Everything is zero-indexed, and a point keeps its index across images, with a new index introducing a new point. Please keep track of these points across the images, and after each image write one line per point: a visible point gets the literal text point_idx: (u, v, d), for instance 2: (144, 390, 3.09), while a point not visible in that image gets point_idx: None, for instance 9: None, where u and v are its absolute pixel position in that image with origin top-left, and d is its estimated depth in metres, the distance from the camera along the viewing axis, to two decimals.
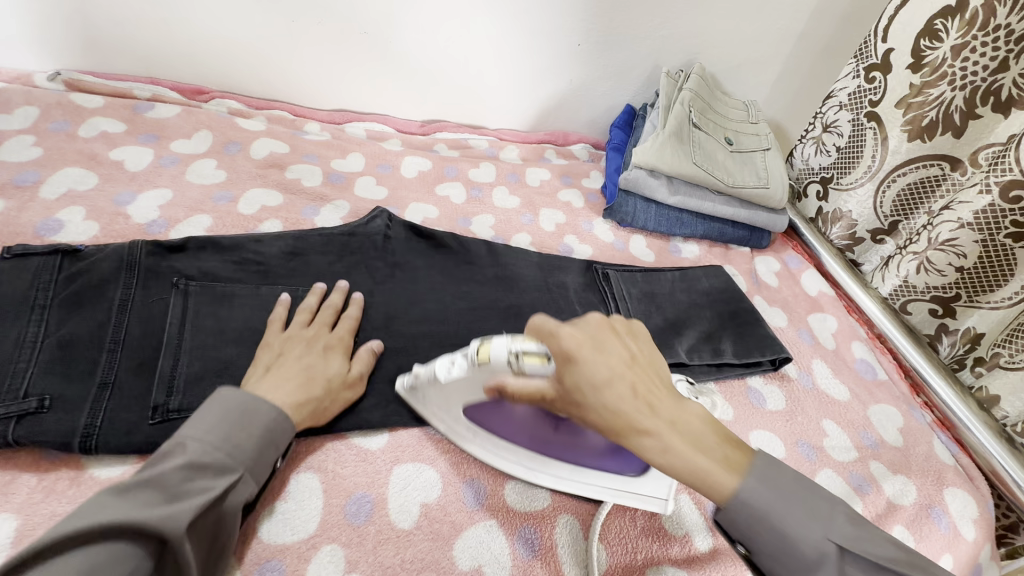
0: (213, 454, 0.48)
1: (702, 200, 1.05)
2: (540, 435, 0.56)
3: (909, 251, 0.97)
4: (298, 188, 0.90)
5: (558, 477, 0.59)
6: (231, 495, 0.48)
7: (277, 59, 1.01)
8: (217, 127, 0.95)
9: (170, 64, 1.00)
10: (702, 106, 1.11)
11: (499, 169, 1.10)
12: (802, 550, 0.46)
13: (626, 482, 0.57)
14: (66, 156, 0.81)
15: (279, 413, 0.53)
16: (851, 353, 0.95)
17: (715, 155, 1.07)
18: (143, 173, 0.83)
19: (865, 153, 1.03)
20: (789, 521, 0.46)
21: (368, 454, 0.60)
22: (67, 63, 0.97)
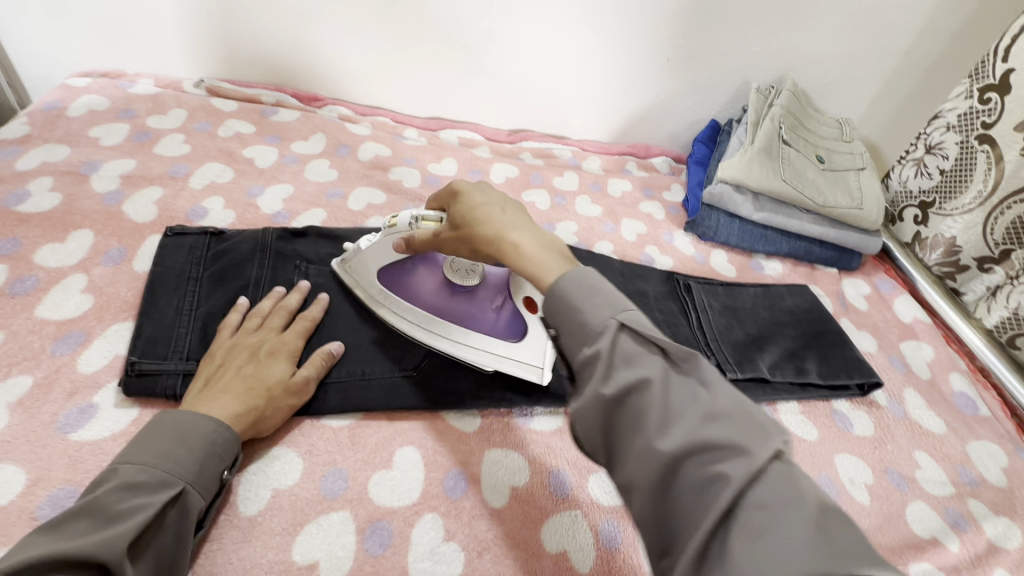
0: (148, 472, 0.47)
1: (788, 217, 1.03)
2: (438, 301, 0.68)
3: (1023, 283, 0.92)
4: (399, 189, 0.97)
5: (450, 338, 0.68)
6: (177, 510, 0.48)
7: (382, 70, 1.10)
8: (329, 130, 1.05)
9: (292, 73, 1.11)
10: (793, 123, 1.09)
11: (581, 178, 1.14)
12: (595, 324, 0.43)
13: (511, 349, 0.67)
14: (209, 152, 0.93)
15: (219, 423, 0.53)
16: (949, 385, 0.90)
17: (806, 173, 1.05)
18: (270, 170, 0.94)
19: (974, 177, 0.98)
20: (591, 300, 0.44)
21: (463, 436, 0.64)
22: (209, 71, 1.11)
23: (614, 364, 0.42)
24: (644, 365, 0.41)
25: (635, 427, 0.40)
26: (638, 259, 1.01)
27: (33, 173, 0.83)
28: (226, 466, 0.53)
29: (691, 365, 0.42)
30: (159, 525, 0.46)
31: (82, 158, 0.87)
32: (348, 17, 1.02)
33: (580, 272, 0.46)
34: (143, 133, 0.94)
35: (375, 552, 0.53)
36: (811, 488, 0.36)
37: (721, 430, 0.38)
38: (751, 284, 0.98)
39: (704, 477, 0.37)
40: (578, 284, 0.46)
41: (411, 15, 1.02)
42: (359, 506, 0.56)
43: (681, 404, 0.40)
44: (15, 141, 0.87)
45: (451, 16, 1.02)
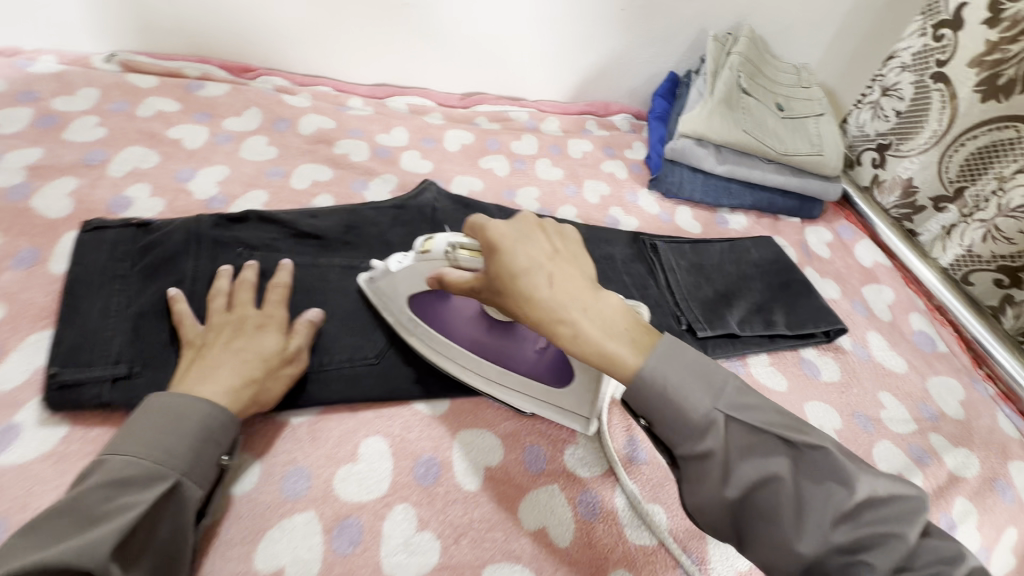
0: (137, 464, 0.45)
1: (751, 168, 1.02)
2: (475, 335, 0.62)
3: (975, 220, 0.93)
4: (346, 163, 0.91)
5: (489, 380, 0.62)
6: (173, 501, 0.46)
7: (318, 34, 1.01)
8: (265, 103, 0.96)
9: (217, 42, 1.01)
10: (752, 71, 1.07)
11: (541, 140, 1.09)
12: (701, 415, 0.45)
13: (550, 394, 0.60)
14: (128, 136, 0.84)
15: (216, 409, 0.50)
16: (909, 324, 0.92)
17: (766, 122, 1.03)
18: (200, 151, 0.85)
19: (929, 116, 0.98)
20: (689, 394, 0.46)
21: (431, 419, 0.61)
22: (121, 44, 0.99)
23: (729, 458, 0.45)
24: (755, 454, 0.45)
25: (765, 520, 0.44)
26: (603, 222, 0.98)
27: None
28: (223, 452, 0.51)
29: (816, 453, 0.44)
30: (155, 520, 0.44)
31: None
32: None
33: (663, 351, 0.47)
34: (49, 117, 0.84)
35: (344, 551, 0.50)
36: (937, 545, 0.42)
37: (870, 525, 0.42)
38: (716, 239, 0.97)
39: (841, 565, 0.41)
40: (675, 375, 0.46)
41: None
42: (324, 505, 0.53)
43: (767, 461, 0.45)
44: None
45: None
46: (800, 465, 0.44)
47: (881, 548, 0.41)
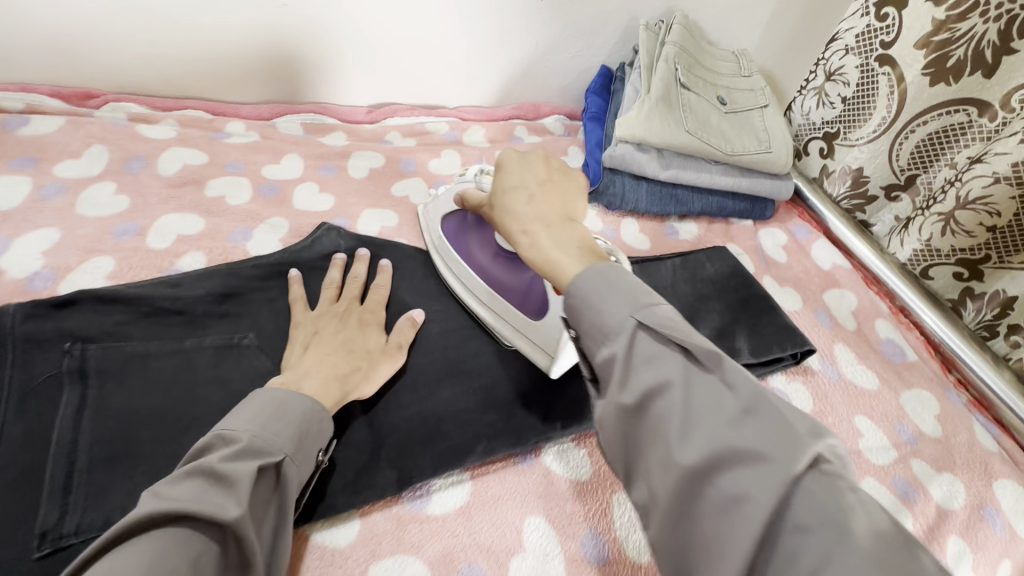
0: (259, 437, 0.44)
1: (698, 171, 0.92)
2: (486, 263, 0.68)
3: (931, 212, 0.86)
4: (222, 209, 0.74)
5: (481, 302, 0.68)
6: (273, 477, 0.43)
7: (167, 48, 0.81)
8: (111, 139, 0.77)
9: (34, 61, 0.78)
10: (689, 61, 0.96)
11: (464, 155, 0.95)
12: (613, 322, 0.40)
13: (530, 328, 0.64)
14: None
15: (310, 399, 0.49)
16: (876, 333, 0.86)
17: (709, 119, 0.93)
18: (20, 211, 0.67)
19: (878, 102, 0.91)
20: (607, 300, 0.42)
21: (336, 555, 0.49)
22: None
23: (631, 368, 0.39)
24: (660, 363, 0.38)
25: (654, 438, 0.37)
26: None
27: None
28: (320, 448, 0.49)
29: (724, 369, 0.38)
30: (262, 493, 0.42)
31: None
32: None
33: (594, 269, 0.43)
34: None
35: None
36: (854, 497, 0.32)
37: (757, 447, 0.33)
38: (667, 255, 0.88)
39: (726, 494, 0.33)
40: (595, 284, 0.43)
41: None
42: None
43: (667, 369, 0.38)
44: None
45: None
46: (704, 383, 0.37)
47: (771, 477, 0.32)
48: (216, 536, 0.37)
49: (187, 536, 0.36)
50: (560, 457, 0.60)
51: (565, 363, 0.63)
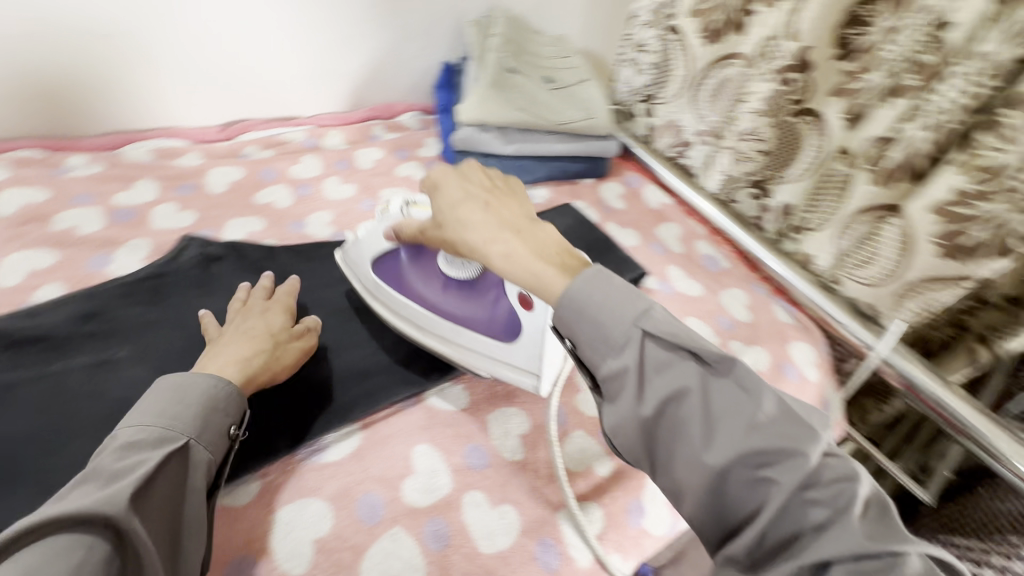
0: (153, 430, 0.48)
1: (536, 143, 1.05)
2: (435, 296, 0.68)
3: (724, 147, 1.03)
4: (74, 239, 0.75)
5: (444, 337, 0.67)
6: (179, 463, 0.47)
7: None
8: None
9: None
10: (514, 49, 1.11)
11: (324, 159, 1.00)
12: (620, 339, 0.44)
13: (503, 351, 0.65)
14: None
15: (214, 377, 0.53)
16: (698, 251, 1.04)
17: (538, 96, 1.08)
18: None
19: (675, 64, 1.10)
20: (602, 313, 0.46)
21: (239, 512, 0.54)
22: None
23: (644, 376, 0.43)
24: (673, 368, 0.43)
25: (680, 441, 0.42)
26: None
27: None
28: (232, 422, 0.53)
29: (728, 367, 0.43)
30: (164, 480, 0.45)
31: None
32: None
33: (587, 278, 0.47)
34: None
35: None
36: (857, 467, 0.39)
37: (773, 434, 0.39)
38: None
39: (751, 480, 0.39)
40: (591, 297, 0.46)
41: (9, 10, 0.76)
42: None
43: (678, 374, 0.43)
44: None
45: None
46: (718, 383, 0.42)
47: (794, 467, 0.37)
48: (108, 533, 0.40)
49: (78, 539, 0.38)
50: (444, 392, 0.69)
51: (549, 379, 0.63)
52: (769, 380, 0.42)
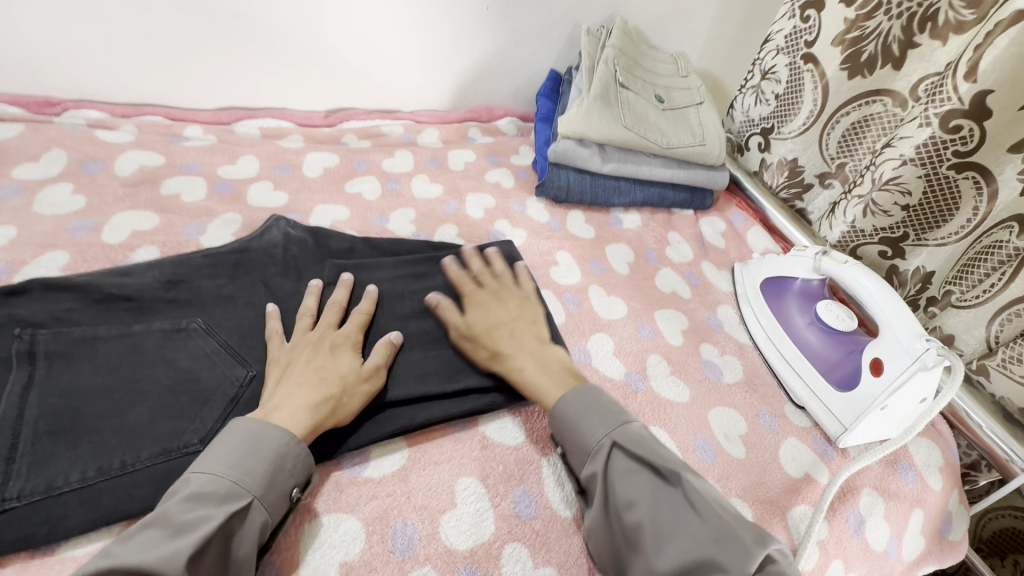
0: (218, 482, 0.41)
1: (637, 163, 0.89)
2: (818, 339, 0.70)
3: (961, 209, 0.71)
4: (504, 190, 0.90)
5: (784, 357, 0.71)
6: (237, 530, 0.40)
7: (469, 60, 0.99)
8: (411, 127, 0.97)
9: (360, 31, 0.88)
10: (628, 63, 0.95)
11: (719, 212, 0.99)
12: (592, 442, 0.49)
13: (827, 395, 0.66)
14: (236, 145, 0.82)
15: (293, 438, 0.45)
16: (911, 449, 0.66)
17: (648, 115, 0.90)
18: (349, 151, 0.88)
19: (873, 129, 0.81)
20: (583, 420, 0.51)
21: (512, 449, 0.55)
22: (222, 5, 0.79)
23: (611, 483, 0.47)
24: (632, 478, 0.47)
25: (636, 552, 0.44)
26: (708, 325, 0.78)
27: (37, 146, 0.72)
28: (297, 484, 0.45)
29: (676, 479, 0.45)
30: (217, 547, 0.39)
31: (94, 141, 0.75)
32: None
33: (574, 391, 0.53)
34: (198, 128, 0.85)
35: (402, 554, 0.46)
36: None
37: (687, 540, 0.42)
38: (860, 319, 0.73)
39: None
40: (576, 401, 0.52)
41: (541, 31, 1.00)
42: (427, 520, 0.48)
43: (633, 483, 0.46)
44: (22, 113, 0.77)
45: (569, 20, 1.00)
46: (668, 493, 0.45)
47: None
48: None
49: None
50: (729, 437, 0.63)
51: (861, 434, 0.63)
52: (711, 508, 0.43)
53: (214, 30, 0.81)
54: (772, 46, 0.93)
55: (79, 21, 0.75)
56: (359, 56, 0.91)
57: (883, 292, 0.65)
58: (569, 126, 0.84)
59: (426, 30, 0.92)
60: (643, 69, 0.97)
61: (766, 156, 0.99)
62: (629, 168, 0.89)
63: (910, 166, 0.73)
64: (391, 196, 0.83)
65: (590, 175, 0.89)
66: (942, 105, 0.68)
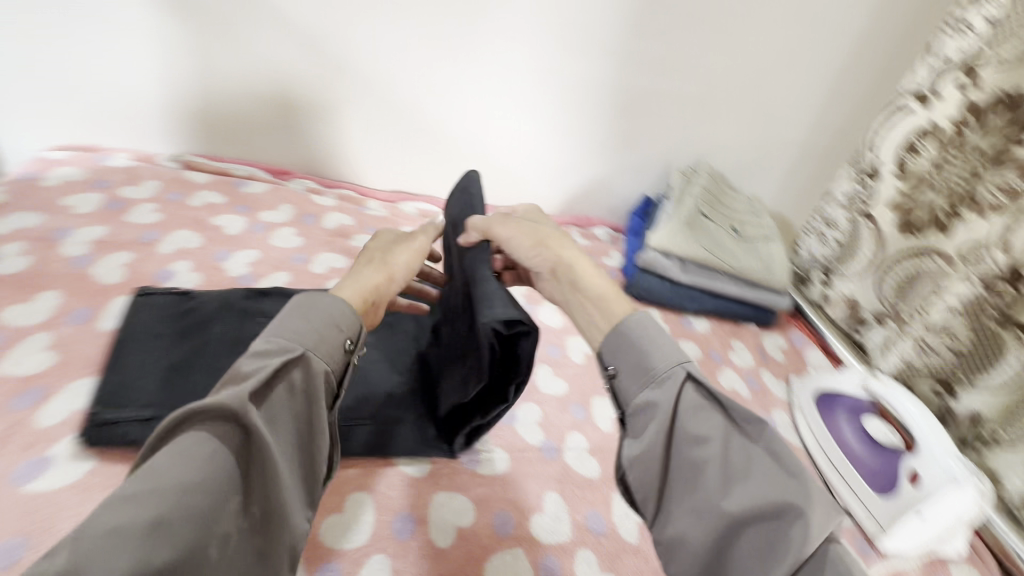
0: (276, 341, 0.43)
1: (711, 277, 1.06)
2: (863, 448, 0.79)
3: (1005, 360, 0.81)
4: None
5: (832, 462, 0.80)
6: (297, 374, 0.43)
7: (580, 181, 1.25)
8: (528, 223, 1.22)
9: (504, 151, 1.17)
10: (710, 200, 1.17)
11: (782, 331, 1.12)
12: (663, 369, 0.47)
13: (872, 498, 0.74)
14: (401, 219, 1.09)
15: (339, 304, 0.49)
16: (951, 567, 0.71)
17: (724, 241, 1.09)
18: (479, 236, 1.13)
19: (923, 282, 0.93)
20: (651, 347, 0.48)
21: (590, 480, 0.68)
22: (415, 123, 1.09)
23: (674, 416, 0.45)
24: (704, 415, 0.45)
25: (693, 485, 0.43)
26: None
27: (275, 201, 1.02)
28: (346, 337, 0.48)
29: (755, 425, 0.44)
30: (285, 387, 0.42)
31: (310, 203, 1.04)
32: (580, 129, 1.16)
33: (640, 317, 0.50)
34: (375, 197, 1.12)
35: (501, 532, 0.59)
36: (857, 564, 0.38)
37: (758, 482, 0.41)
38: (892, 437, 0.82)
39: (749, 532, 0.41)
40: (643, 331, 0.49)
41: (641, 164, 1.24)
42: (521, 515, 0.62)
43: (702, 419, 0.45)
44: (267, 177, 1.08)
45: (664, 161, 1.25)
46: (740, 438, 0.44)
47: (794, 528, 0.39)
48: (239, 428, 0.37)
49: (208, 429, 0.36)
50: None
51: (902, 541, 0.69)
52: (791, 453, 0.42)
53: (404, 138, 1.11)
54: (836, 201, 1.11)
55: (322, 122, 1.07)
56: (499, 167, 1.19)
57: (923, 413, 0.77)
58: (657, 240, 1.05)
59: (553, 155, 1.19)
60: (723, 205, 1.18)
61: (827, 290, 1.13)
62: (704, 281, 1.06)
63: (957, 316, 0.86)
64: None
65: (670, 282, 1.07)
66: (982, 268, 0.82)
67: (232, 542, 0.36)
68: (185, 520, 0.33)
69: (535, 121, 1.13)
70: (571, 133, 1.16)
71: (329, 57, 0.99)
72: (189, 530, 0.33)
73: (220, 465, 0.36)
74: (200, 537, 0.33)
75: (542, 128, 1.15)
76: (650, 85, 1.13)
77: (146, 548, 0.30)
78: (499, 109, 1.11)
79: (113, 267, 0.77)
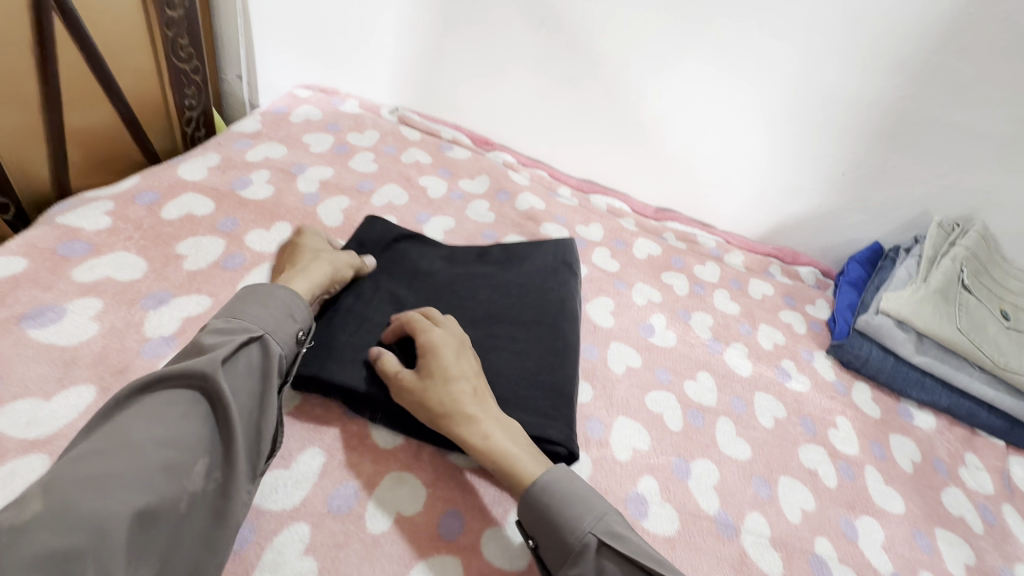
0: (234, 321, 0.49)
1: (955, 368, 0.85)
2: None
3: None
4: (794, 333, 0.94)
5: None
6: (255, 351, 0.48)
7: (798, 208, 1.07)
8: (722, 245, 1.07)
9: (719, 160, 1.03)
10: (977, 268, 0.92)
11: None
12: (575, 543, 0.46)
13: None
14: (591, 213, 1.03)
15: (295, 296, 0.53)
16: None
17: (985, 327, 0.86)
18: (667, 247, 1.02)
19: None
20: (566, 519, 0.47)
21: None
22: (631, 113, 1.01)
23: None
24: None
25: None
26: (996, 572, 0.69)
27: (475, 169, 1.01)
28: (301, 328, 0.53)
29: None
30: (247, 358, 0.47)
31: (506, 178, 1.01)
32: (819, 151, 0.98)
33: (549, 477, 0.49)
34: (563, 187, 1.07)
35: None
36: None
37: None
38: None
39: None
40: (547, 497, 0.48)
41: (886, 203, 1.02)
42: None
43: None
44: (471, 144, 1.07)
45: (920, 206, 1.01)
46: None
47: None
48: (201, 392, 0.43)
49: (174, 395, 0.42)
50: None
51: None
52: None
53: (615, 128, 1.04)
54: None
55: (536, 97, 1.04)
56: (706, 176, 1.06)
57: None
58: (894, 306, 0.86)
59: (776, 175, 1.03)
60: (992, 279, 0.93)
61: None
62: (943, 369, 0.85)
63: None
64: (697, 300, 0.93)
65: (894, 357, 0.87)
66: None
67: (196, 501, 0.41)
68: (158, 471, 0.39)
69: (768, 132, 0.98)
70: (808, 152, 0.99)
71: (564, 30, 0.95)
72: (155, 480, 0.39)
73: (191, 427, 0.42)
74: (162, 485, 0.39)
75: (771, 142, 0.99)
76: (933, 113, 0.90)
77: (119, 497, 0.37)
78: (730, 113, 0.97)
79: (334, 210, 0.81)
